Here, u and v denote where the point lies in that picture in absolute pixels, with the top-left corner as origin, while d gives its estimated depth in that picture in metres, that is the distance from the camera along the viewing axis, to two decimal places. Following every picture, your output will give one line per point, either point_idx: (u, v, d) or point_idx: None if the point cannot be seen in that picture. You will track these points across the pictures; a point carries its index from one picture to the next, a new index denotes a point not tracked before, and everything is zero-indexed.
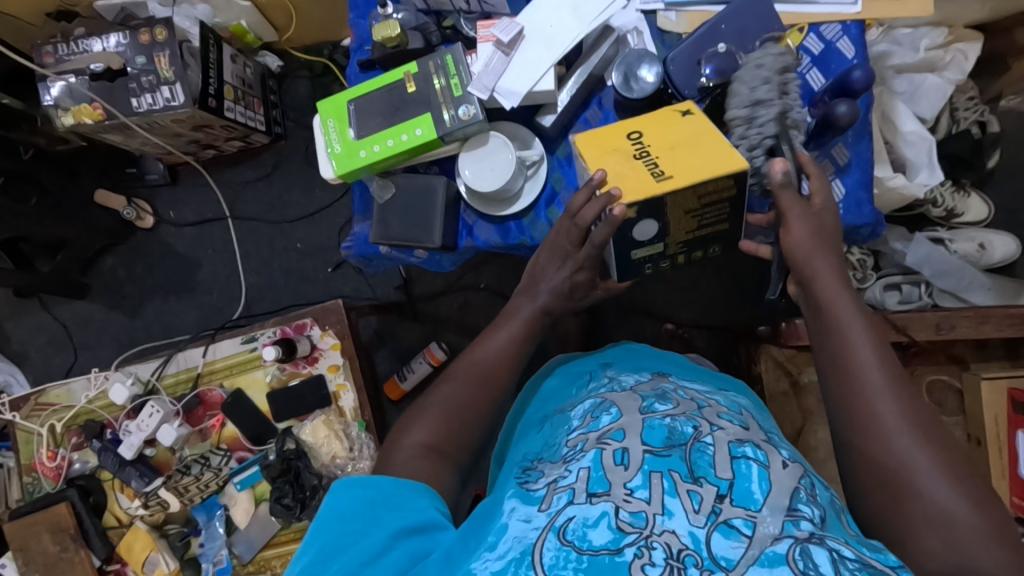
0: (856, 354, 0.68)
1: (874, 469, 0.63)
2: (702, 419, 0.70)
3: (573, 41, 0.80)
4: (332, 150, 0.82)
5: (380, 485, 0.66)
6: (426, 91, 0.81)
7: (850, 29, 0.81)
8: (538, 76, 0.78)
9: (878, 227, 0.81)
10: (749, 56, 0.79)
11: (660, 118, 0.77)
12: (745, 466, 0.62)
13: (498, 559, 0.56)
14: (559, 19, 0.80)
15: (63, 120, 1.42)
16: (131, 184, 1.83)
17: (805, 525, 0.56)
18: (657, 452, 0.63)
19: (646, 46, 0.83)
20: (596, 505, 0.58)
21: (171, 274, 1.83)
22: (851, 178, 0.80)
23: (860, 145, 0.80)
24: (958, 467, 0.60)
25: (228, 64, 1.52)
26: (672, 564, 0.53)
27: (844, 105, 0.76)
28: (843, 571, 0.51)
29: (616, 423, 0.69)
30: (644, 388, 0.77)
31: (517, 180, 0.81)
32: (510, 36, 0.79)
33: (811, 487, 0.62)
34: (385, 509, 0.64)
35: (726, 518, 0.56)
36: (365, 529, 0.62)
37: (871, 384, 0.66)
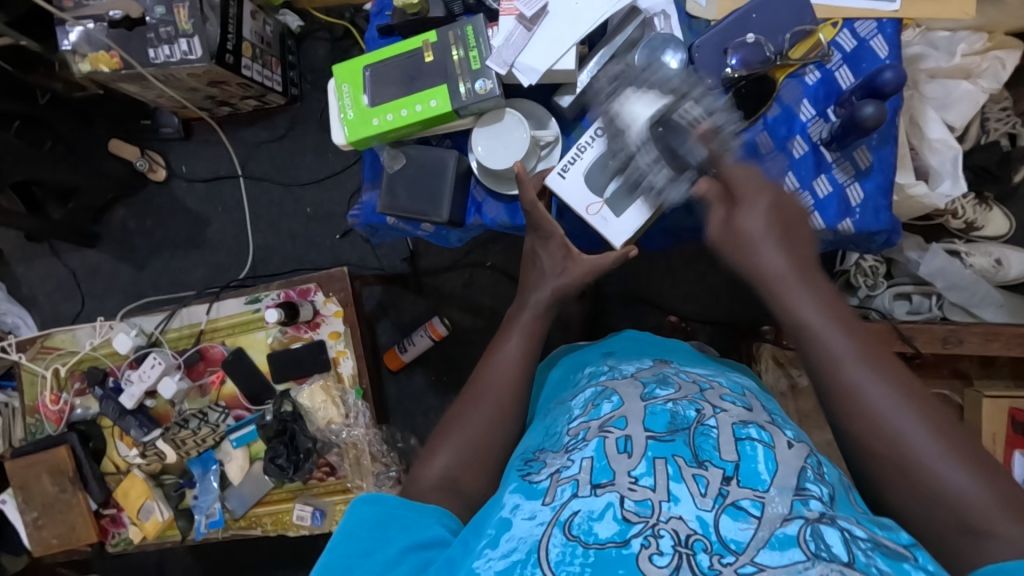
0: (830, 346, 0.62)
1: (878, 460, 0.59)
2: (705, 402, 0.69)
3: (598, 21, 0.77)
4: (345, 116, 0.80)
5: (393, 504, 0.67)
6: (444, 62, 0.79)
7: (886, 28, 0.77)
8: (560, 54, 0.76)
9: (894, 235, 0.79)
10: (777, 48, 0.75)
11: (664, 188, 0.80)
12: (750, 448, 0.61)
13: (503, 558, 0.56)
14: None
15: (79, 67, 1.41)
16: (145, 135, 1.83)
17: (815, 503, 0.57)
18: (660, 438, 0.63)
19: (672, 31, 0.79)
20: (601, 497, 0.58)
21: (181, 229, 1.83)
22: (871, 183, 0.77)
23: (883, 149, 0.77)
24: (956, 439, 0.58)
25: (247, 21, 1.50)
26: (681, 552, 0.54)
27: (870, 105, 0.71)
28: (855, 549, 0.52)
29: (618, 411, 0.69)
30: (645, 374, 0.77)
31: (530, 160, 0.81)
32: (533, 11, 0.76)
33: (817, 465, 0.63)
34: (395, 527, 0.64)
35: (734, 500, 0.56)
36: (374, 545, 0.63)
37: (849, 376, 0.61)
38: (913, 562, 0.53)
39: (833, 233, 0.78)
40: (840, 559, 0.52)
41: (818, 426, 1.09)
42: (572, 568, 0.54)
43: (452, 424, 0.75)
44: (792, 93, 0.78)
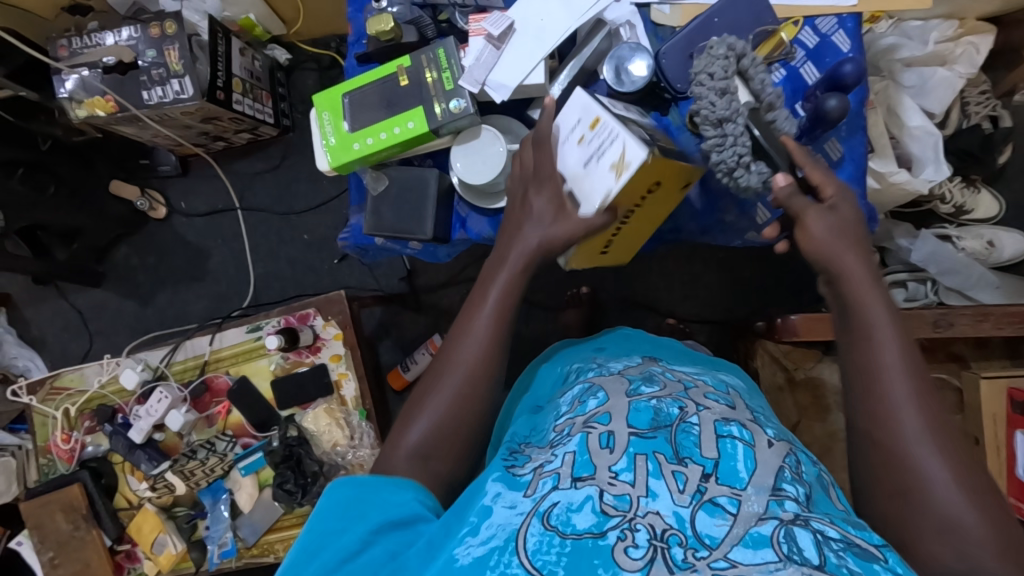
0: (880, 355, 0.67)
1: (890, 470, 0.63)
2: (687, 400, 0.71)
3: (564, 35, 0.79)
4: (327, 143, 0.83)
5: (370, 484, 0.68)
6: (419, 85, 0.81)
7: (846, 22, 0.79)
8: (529, 69, 0.78)
9: (871, 222, 0.80)
10: (741, 49, 0.77)
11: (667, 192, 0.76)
12: (730, 446, 0.63)
13: (482, 544, 0.57)
14: (550, 13, 0.79)
15: (76, 113, 1.46)
16: (144, 174, 1.87)
17: (789, 504, 0.58)
18: (643, 435, 0.64)
19: (639, 40, 0.81)
20: (581, 489, 0.59)
21: (182, 263, 1.87)
22: (844, 173, 0.78)
23: (853, 139, 0.79)
24: (967, 466, 0.61)
25: (236, 57, 1.54)
26: (656, 545, 0.54)
27: (834, 99, 0.72)
28: (826, 551, 0.53)
29: (603, 407, 0.70)
30: (631, 372, 0.78)
31: (509, 173, 0.82)
32: (500, 29, 0.79)
33: (796, 465, 0.65)
34: (371, 506, 0.65)
35: (711, 497, 0.58)
36: (348, 524, 0.64)
37: (891, 386, 0.65)
38: (883, 564, 0.54)
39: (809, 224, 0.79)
40: (811, 562, 0.52)
41: (819, 418, 1.09)
42: (548, 557, 0.54)
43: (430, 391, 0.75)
44: None
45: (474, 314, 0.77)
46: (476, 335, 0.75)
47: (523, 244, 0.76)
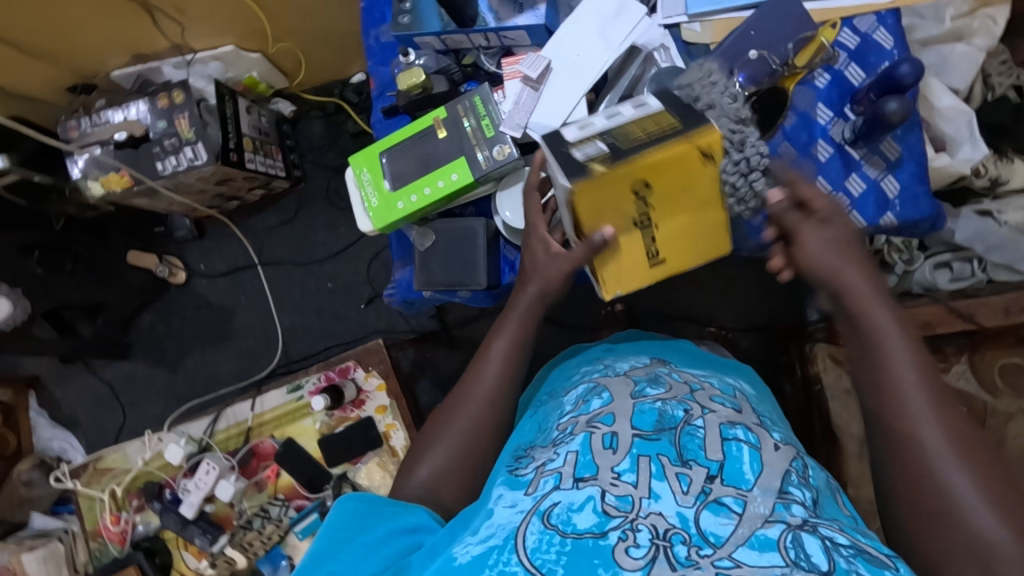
0: (893, 371, 0.63)
1: (911, 496, 0.59)
2: (693, 403, 0.70)
3: (602, 69, 0.77)
4: (370, 205, 0.81)
5: (378, 497, 0.67)
6: (457, 135, 0.79)
7: (886, 19, 0.77)
8: (571, 107, 0.76)
9: (937, 219, 0.78)
10: (782, 59, 0.75)
11: (675, 164, 0.65)
12: (735, 449, 0.63)
13: (480, 542, 0.57)
14: (585, 46, 0.77)
15: (92, 191, 1.45)
16: (161, 242, 1.87)
17: (796, 509, 0.57)
18: (647, 437, 0.64)
19: (675, 62, 0.77)
20: (582, 489, 0.59)
21: (208, 325, 1.85)
22: (904, 173, 0.76)
23: (909, 137, 0.76)
24: (1000, 488, 0.56)
25: (244, 116, 1.53)
26: (658, 544, 0.53)
27: (893, 101, 0.70)
28: (834, 556, 0.52)
29: (607, 407, 0.70)
30: (637, 372, 0.78)
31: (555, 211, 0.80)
32: (538, 71, 0.77)
33: (802, 469, 0.65)
34: (381, 514, 0.65)
35: (716, 498, 0.57)
36: (358, 531, 0.64)
37: (909, 403, 0.61)
38: (894, 571, 0.52)
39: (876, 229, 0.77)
40: (820, 568, 0.51)
41: None
42: (548, 555, 0.54)
43: (447, 419, 0.74)
44: (806, 99, 0.78)
45: (493, 343, 0.78)
46: (492, 371, 0.75)
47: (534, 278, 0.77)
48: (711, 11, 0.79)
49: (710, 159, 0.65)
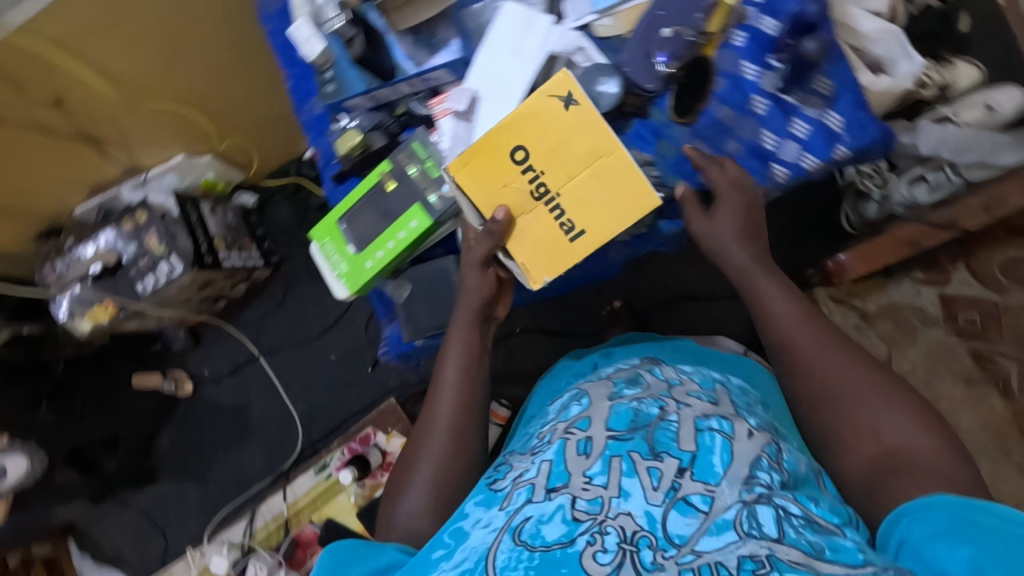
0: (784, 321, 0.74)
1: (829, 421, 0.70)
2: (669, 400, 0.71)
3: (527, 86, 0.77)
4: (340, 271, 0.82)
5: (352, 543, 0.68)
6: (406, 184, 0.80)
7: None
8: None
9: (888, 138, 0.78)
10: (695, 29, 0.77)
11: (541, 120, 0.73)
12: (709, 438, 0.65)
13: (454, 568, 0.58)
14: (506, 67, 0.78)
15: (81, 328, 1.48)
16: (162, 358, 1.88)
17: (759, 489, 0.60)
18: (621, 437, 0.66)
19: (596, 60, 0.78)
20: (553, 499, 0.61)
21: (226, 427, 1.85)
22: (844, 104, 0.76)
23: (839, 69, 0.77)
24: (893, 392, 0.68)
25: (211, 217, 1.54)
26: (625, 549, 0.56)
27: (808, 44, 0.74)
28: (786, 526, 0.56)
29: (585, 412, 0.72)
30: (619, 375, 0.80)
31: None
32: (466, 104, 0.77)
33: (775, 453, 0.66)
34: (353, 559, 0.66)
35: (684, 495, 0.60)
36: None
37: (801, 345, 0.73)
38: (845, 537, 0.57)
39: (830, 163, 0.77)
40: (770, 537, 0.55)
41: None
42: (517, 572, 0.55)
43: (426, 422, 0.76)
44: (728, 62, 0.75)
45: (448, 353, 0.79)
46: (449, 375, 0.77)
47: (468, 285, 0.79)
48: (618, 2, 0.80)
49: (571, 106, 0.73)
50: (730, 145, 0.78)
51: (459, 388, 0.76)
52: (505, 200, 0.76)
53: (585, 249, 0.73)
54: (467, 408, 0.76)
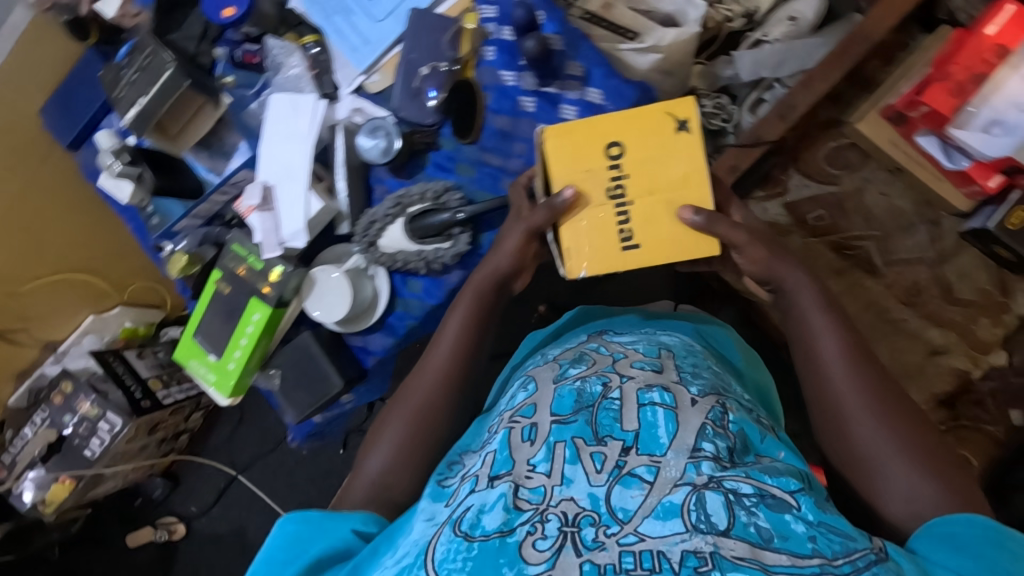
0: (819, 344, 0.62)
1: (849, 466, 0.59)
2: (612, 373, 0.65)
3: (310, 161, 0.80)
4: (209, 382, 0.83)
5: (318, 513, 0.62)
6: (240, 282, 0.83)
7: None
8: (306, 207, 0.79)
9: (651, 91, 0.81)
10: (449, 59, 0.83)
11: (648, 123, 0.67)
12: (650, 414, 0.59)
13: (395, 564, 0.54)
14: (288, 150, 0.80)
15: (46, 512, 1.50)
16: (147, 512, 1.87)
17: (706, 464, 0.55)
18: (564, 421, 0.60)
19: (375, 115, 0.85)
20: (495, 487, 0.56)
21: (228, 557, 1.82)
22: (598, 79, 0.81)
23: (585, 50, 0.81)
24: (933, 452, 0.56)
25: (140, 362, 1.48)
26: (566, 531, 0.51)
27: (531, 39, 0.78)
28: (734, 512, 0.51)
29: (529, 399, 0.66)
30: (564, 356, 0.73)
31: (363, 286, 0.83)
32: (261, 196, 0.79)
33: (720, 417, 0.61)
34: (320, 529, 0.61)
35: (629, 469, 0.55)
36: (296, 554, 0.60)
37: (832, 375, 0.61)
38: (796, 512, 0.52)
39: None
40: (717, 528, 0.50)
41: None
42: (455, 565, 0.51)
43: (381, 426, 0.72)
44: (489, 76, 0.83)
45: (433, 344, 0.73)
46: (438, 361, 0.72)
47: (468, 286, 0.74)
48: (377, 58, 0.85)
49: (684, 129, 0.66)
50: (516, 147, 0.83)
51: (451, 362, 0.72)
52: (580, 182, 0.68)
53: (633, 264, 0.67)
54: (445, 395, 0.71)
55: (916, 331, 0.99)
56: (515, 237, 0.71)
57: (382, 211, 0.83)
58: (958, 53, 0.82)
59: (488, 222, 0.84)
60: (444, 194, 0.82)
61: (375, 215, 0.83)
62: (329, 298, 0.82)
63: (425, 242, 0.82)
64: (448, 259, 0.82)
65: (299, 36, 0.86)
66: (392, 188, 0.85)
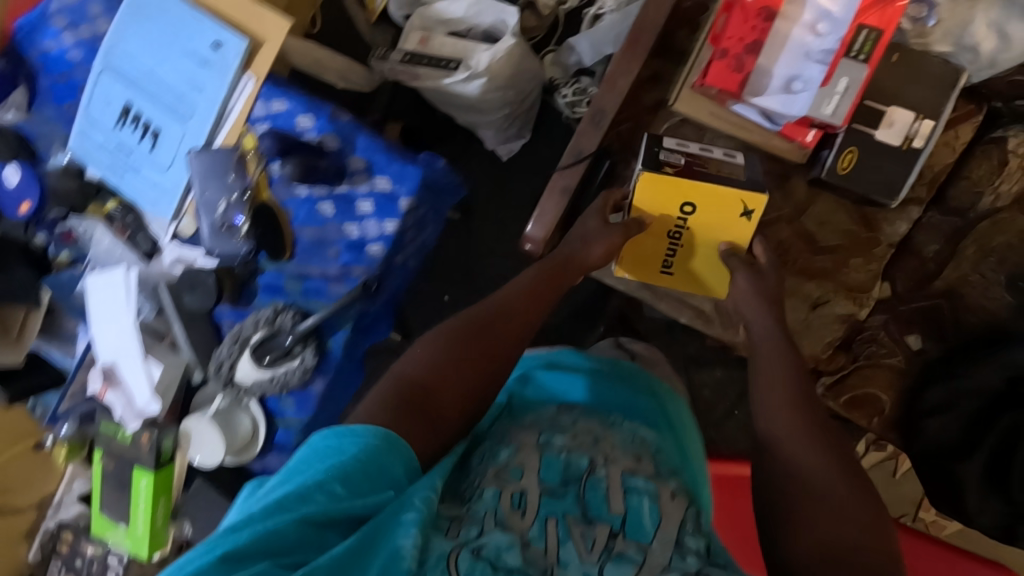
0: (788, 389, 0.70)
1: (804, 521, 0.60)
2: (597, 453, 0.64)
3: (136, 331, 0.83)
4: (127, 549, 0.89)
5: (358, 438, 0.56)
6: (118, 455, 0.87)
7: (271, 96, 0.83)
8: (148, 375, 0.84)
9: (437, 161, 0.81)
10: (241, 185, 0.83)
11: (726, 203, 0.76)
12: (636, 500, 0.60)
13: (408, 560, 0.49)
14: (116, 327, 0.84)
15: None
16: None
17: (693, 560, 0.56)
18: (553, 492, 0.59)
19: (194, 259, 0.86)
20: (505, 534, 0.54)
21: None
22: (381, 165, 0.80)
23: (360, 142, 0.81)
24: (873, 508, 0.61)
25: None
26: None
27: (289, 167, 0.76)
28: None
29: (515, 459, 0.62)
30: (545, 422, 0.69)
31: (237, 422, 0.87)
32: (107, 376, 0.86)
33: (696, 517, 0.62)
34: (354, 464, 0.54)
35: (620, 551, 0.56)
36: (317, 488, 0.52)
37: (797, 419, 0.67)
38: None
39: (409, 214, 0.81)
40: None
41: None
42: None
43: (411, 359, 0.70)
44: (284, 192, 0.84)
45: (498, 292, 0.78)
46: (497, 301, 0.76)
47: (534, 268, 0.82)
48: (179, 204, 0.86)
49: (747, 219, 0.77)
50: (330, 252, 0.84)
51: (526, 305, 0.76)
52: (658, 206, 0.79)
53: (663, 281, 0.85)
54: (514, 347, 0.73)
55: (791, 288, 0.96)
56: (603, 245, 0.80)
57: (226, 349, 0.85)
58: (727, 27, 0.80)
59: (330, 327, 0.86)
60: (276, 317, 0.85)
61: (221, 356, 0.85)
62: (205, 447, 0.86)
63: (275, 366, 0.85)
64: (302, 376, 0.85)
65: (102, 203, 0.89)
66: (233, 321, 0.88)
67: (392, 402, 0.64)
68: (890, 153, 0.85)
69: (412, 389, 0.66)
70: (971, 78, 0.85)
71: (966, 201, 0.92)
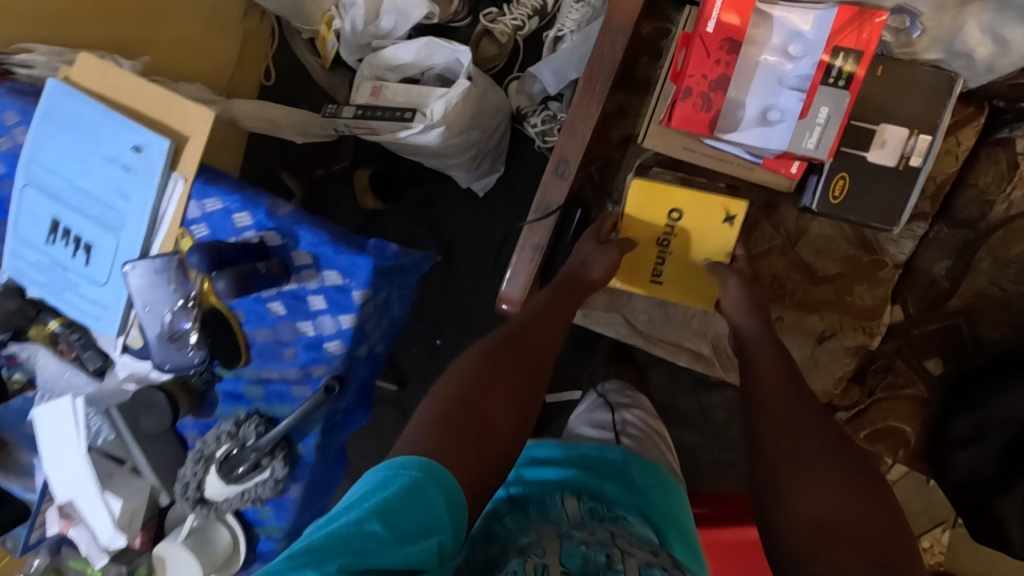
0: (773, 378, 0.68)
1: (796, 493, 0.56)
2: (614, 546, 0.55)
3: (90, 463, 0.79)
4: None
5: (419, 480, 0.51)
6: None
7: (201, 197, 0.76)
8: (106, 509, 0.79)
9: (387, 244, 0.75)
10: (184, 295, 0.76)
11: (710, 207, 0.78)
12: None
13: None
14: (68, 461, 0.79)
15: None
16: None
17: None
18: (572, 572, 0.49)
19: (146, 377, 0.81)
20: None
21: None
22: (328, 257, 0.74)
23: (301, 234, 0.74)
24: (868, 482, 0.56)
25: None
26: None
27: (220, 278, 0.69)
28: None
29: (535, 539, 0.54)
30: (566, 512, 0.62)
31: (215, 538, 0.82)
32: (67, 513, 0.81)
33: None
34: (409, 513, 0.49)
35: None
36: (370, 536, 0.47)
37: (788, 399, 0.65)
38: None
39: (365, 305, 0.75)
40: None
41: None
42: None
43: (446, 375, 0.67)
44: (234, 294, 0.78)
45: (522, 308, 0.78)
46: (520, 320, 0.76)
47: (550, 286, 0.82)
48: (124, 320, 0.80)
49: (730, 223, 0.79)
50: (289, 352, 0.79)
51: (551, 326, 0.75)
52: (647, 217, 0.80)
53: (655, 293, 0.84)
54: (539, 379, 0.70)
55: (793, 327, 0.89)
56: (603, 265, 0.81)
57: (190, 467, 0.80)
58: (689, 64, 0.72)
59: (298, 431, 0.80)
60: (237, 429, 0.79)
61: (186, 476, 0.79)
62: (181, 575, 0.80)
63: (244, 480, 0.79)
64: (271, 489, 0.79)
65: (44, 324, 0.83)
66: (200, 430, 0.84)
67: (439, 417, 0.58)
68: (885, 175, 0.78)
69: (459, 404, 0.60)
70: (967, 83, 0.76)
71: (975, 209, 0.84)
